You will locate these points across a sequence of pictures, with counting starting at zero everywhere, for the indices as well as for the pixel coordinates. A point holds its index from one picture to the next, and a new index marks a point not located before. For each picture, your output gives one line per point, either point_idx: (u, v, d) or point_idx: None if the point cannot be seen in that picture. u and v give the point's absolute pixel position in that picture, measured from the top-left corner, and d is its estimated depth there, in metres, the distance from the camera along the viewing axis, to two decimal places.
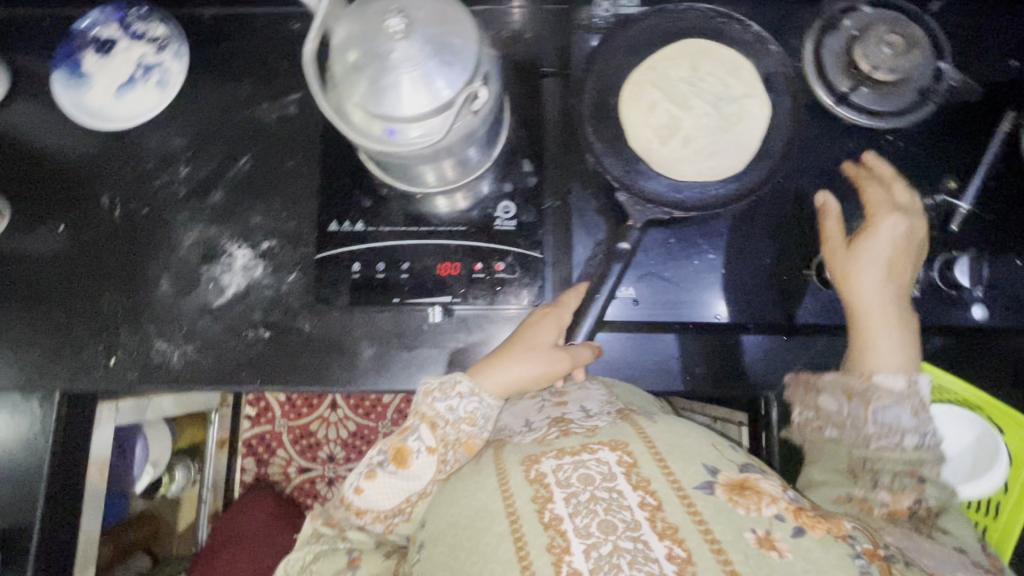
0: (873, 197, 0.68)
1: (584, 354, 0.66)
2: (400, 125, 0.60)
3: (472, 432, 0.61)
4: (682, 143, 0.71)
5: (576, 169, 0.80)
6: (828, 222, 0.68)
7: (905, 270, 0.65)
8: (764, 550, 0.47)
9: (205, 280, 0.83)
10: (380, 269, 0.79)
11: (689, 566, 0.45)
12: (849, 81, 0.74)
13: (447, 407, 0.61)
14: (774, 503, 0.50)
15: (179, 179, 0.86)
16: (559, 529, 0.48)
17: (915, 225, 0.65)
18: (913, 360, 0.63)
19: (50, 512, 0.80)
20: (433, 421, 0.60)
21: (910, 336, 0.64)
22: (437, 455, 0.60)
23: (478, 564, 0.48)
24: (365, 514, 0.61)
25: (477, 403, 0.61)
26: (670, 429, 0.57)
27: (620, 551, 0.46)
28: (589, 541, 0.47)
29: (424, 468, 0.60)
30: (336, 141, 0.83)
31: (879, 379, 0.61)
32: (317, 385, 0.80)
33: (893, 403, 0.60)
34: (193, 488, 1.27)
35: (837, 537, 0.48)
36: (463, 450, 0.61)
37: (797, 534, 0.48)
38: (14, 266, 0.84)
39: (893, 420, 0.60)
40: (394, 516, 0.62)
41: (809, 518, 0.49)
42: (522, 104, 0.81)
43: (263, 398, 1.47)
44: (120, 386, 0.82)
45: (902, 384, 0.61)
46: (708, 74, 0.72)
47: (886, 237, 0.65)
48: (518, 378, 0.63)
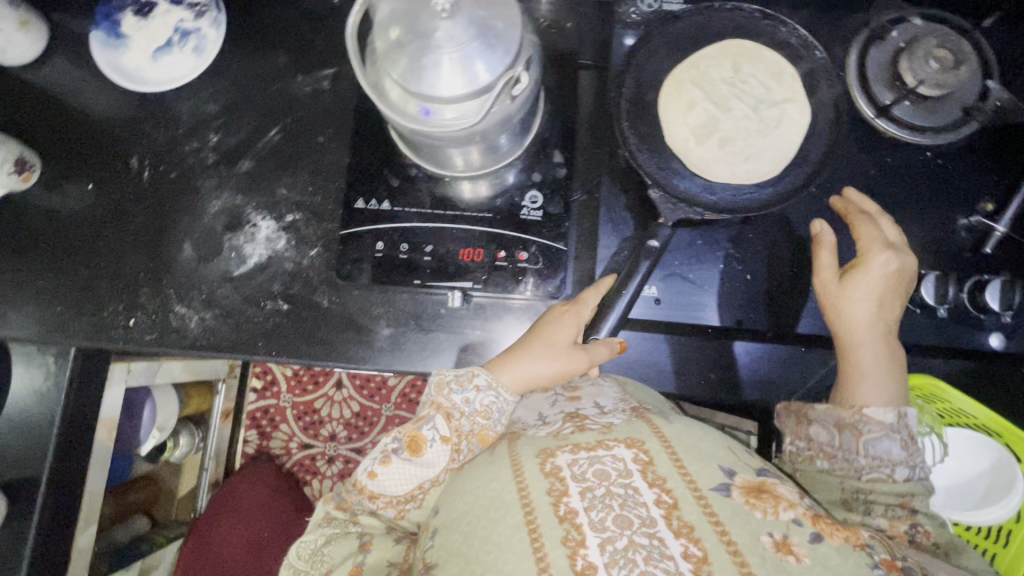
0: (865, 232, 0.66)
1: (601, 353, 0.65)
2: (436, 106, 0.60)
3: (486, 424, 0.62)
4: (718, 144, 0.71)
5: (607, 163, 0.79)
6: (823, 254, 0.66)
7: (893, 307, 0.65)
8: (781, 555, 0.46)
9: (228, 248, 0.83)
10: (403, 250, 0.79)
11: (705, 565, 0.45)
12: (892, 94, 0.72)
13: (464, 399, 0.61)
14: (792, 507, 0.50)
15: (209, 146, 0.87)
16: (575, 522, 0.48)
17: (907, 261, 0.64)
18: (899, 394, 0.62)
19: (60, 466, 0.81)
20: (449, 412, 0.61)
21: (898, 370, 0.63)
22: (451, 445, 0.60)
23: (493, 552, 0.48)
24: (377, 499, 0.62)
25: (493, 397, 0.62)
26: (687, 429, 0.56)
27: (636, 546, 0.46)
28: (604, 535, 0.47)
29: (438, 457, 0.60)
30: (368, 119, 0.83)
31: (871, 412, 0.60)
32: (332, 361, 0.80)
33: (883, 435, 0.60)
34: (197, 456, 1.27)
35: (855, 546, 0.49)
36: (476, 442, 0.61)
37: (816, 540, 0.48)
38: (41, 220, 0.84)
39: (885, 453, 0.59)
40: (407, 502, 0.62)
41: (827, 525, 0.49)
42: (557, 94, 0.80)
43: (269, 371, 1.47)
44: (138, 347, 0.82)
45: (892, 417, 0.60)
46: (750, 75, 0.71)
47: (877, 273, 0.64)
48: (539, 375, 0.64)
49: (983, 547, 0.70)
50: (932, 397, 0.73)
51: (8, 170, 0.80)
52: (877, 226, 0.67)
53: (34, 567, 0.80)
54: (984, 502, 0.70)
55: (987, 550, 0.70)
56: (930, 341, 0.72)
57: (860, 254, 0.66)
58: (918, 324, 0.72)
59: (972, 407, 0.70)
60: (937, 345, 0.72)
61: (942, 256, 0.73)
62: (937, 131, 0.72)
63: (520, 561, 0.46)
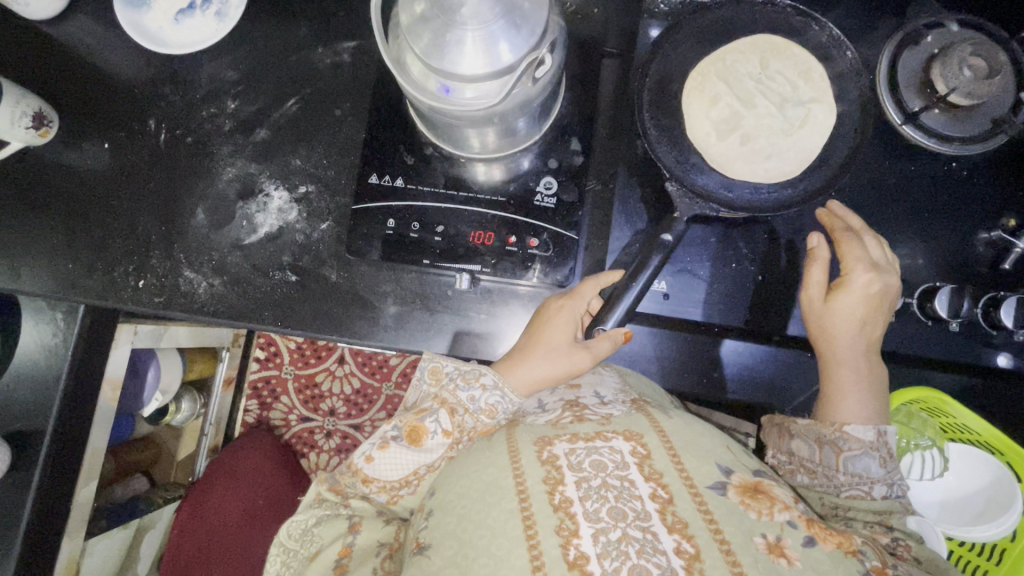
0: (851, 249, 0.64)
1: (603, 348, 0.64)
2: (456, 84, 0.59)
3: (489, 420, 0.62)
4: (738, 140, 0.70)
5: (624, 154, 0.78)
6: (812, 271, 0.64)
7: (875, 327, 0.63)
8: (773, 557, 0.46)
9: (240, 216, 0.83)
10: (414, 229, 0.78)
11: (697, 562, 0.45)
12: (922, 101, 0.70)
13: (469, 397, 0.61)
14: (787, 509, 0.49)
15: (226, 113, 0.86)
16: (569, 512, 0.48)
17: (891, 280, 0.63)
18: (880, 412, 0.62)
19: (63, 421, 0.82)
20: (453, 408, 0.61)
21: (880, 389, 0.62)
22: (452, 438, 0.61)
23: (486, 537, 0.48)
24: (372, 483, 0.62)
25: (499, 398, 0.61)
26: (687, 426, 0.56)
27: (629, 539, 0.46)
28: (598, 526, 0.47)
29: (437, 447, 0.61)
30: (386, 94, 0.82)
31: (851, 430, 0.60)
32: (337, 336, 0.80)
33: (863, 453, 0.60)
34: (197, 421, 1.29)
35: (847, 552, 0.48)
36: (477, 435, 0.61)
37: (808, 544, 0.48)
38: (56, 177, 0.85)
39: (863, 469, 0.60)
40: (400, 488, 0.62)
41: (821, 530, 0.49)
42: (578, 81, 0.79)
43: (273, 342, 1.47)
44: (146, 309, 0.83)
45: (872, 435, 0.60)
46: (778, 72, 0.70)
47: (859, 294, 0.62)
48: (543, 378, 0.63)
49: (976, 564, 0.70)
50: (935, 411, 0.72)
51: (27, 124, 0.79)
52: (861, 243, 0.64)
53: (35, 518, 0.82)
54: (980, 519, 0.70)
55: (979, 566, 0.69)
56: (939, 355, 0.71)
57: (842, 273, 0.64)
58: (928, 336, 0.71)
59: (977, 424, 0.70)
60: (945, 359, 0.71)
61: (958, 271, 0.72)
62: (964, 141, 0.70)
63: (513, 547, 0.47)
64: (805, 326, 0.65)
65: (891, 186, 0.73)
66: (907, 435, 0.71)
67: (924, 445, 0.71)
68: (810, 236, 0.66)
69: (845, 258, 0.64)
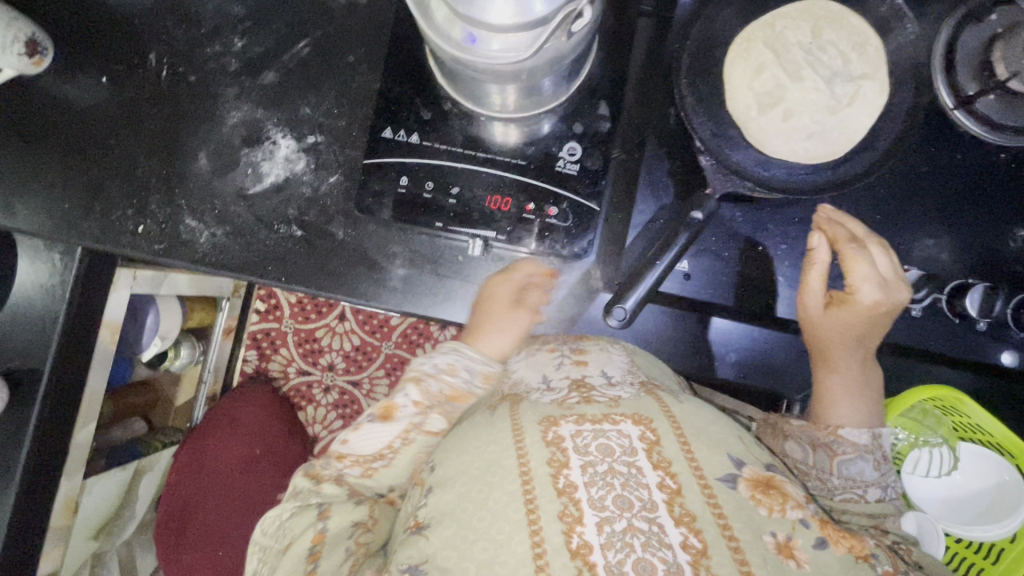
0: (859, 262, 0.57)
1: (534, 298, 0.69)
2: (484, 33, 0.54)
3: (457, 384, 0.61)
4: (781, 116, 0.65)
5: (655, 123, 0.74)
6: (810, 277, 0.59)
7: (875, 339, 0.59)
8: (782, 558, 0.44)
9: (245, 164, 0.80)
10: (428, 189, 0.74)
11: (703, 558, 0.43)
12: (978, 86, 0.65)
13: (431, 365, 0.62)
14: (800, 507, 0.46)
15: (232, 51, 0.81)
16: (573, 497, 0.45)
17: (900, 298, 0.57)
18: (876, 415, 0.59)
19: (60, 362, 0.80)
20: (418, 377, 0.61)
21: (875, 395, 0.60)
22: (420, 408, 0.59)
23: (487, 519, 0.46)
24: (345, 457, 0.61)
25: (455, 355, 0.63)
26: (697, 412, 0.53)
27: (635, 531, 0.43)
28: (603, 515, 0.44)
29: (410, 418, 0.60)
30: (405, 39, 0.77)
31: (846, 433, 0.57)
32: (342, 295, 0.78)
33: (857, 457, 0.57)
34: (195, 368, 1.28)
35: (859, 557, 0.45)
36: (448, 400, 0.60)
37: (820, 546, 0.45)
38: (50, 110, 0.80)
39: (857, 473, 0.57)
40: (374, 461, 0.60)
41: (834, 531, 0.46)
42: (612, 39, 0.73)
43: (274, 295, 1.43)
44: (145, 256, 0.80)
45: (867, 438, 0.57)
46: (831, 43, 0.65)
47: (864, 314, 0.57)
48: (498, 335, 0.65)
49: (972, 561, 0.70)
50: (949, 411, 0.70)
51: (19, 51, 0.74)
52: (871, 255, 0.58)
53: (34, 455, 0.81)
54: (982, 518, 0.69)
55: (974, 563, 0.70)
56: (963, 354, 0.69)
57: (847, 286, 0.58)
58: (957, 333, 0.69)
59: (989, 423, 0.68)
60: (967, 357, 0.69)
61: (993, 267, 0.69)
62: (1018, 132, 0.65)
63: (514, 532, 0.44)
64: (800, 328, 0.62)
65: (932, 175, 0.70)
66: (916, 431, 0.72)
67: (934, 442, 0.72)
68: (810, 236, 0.59)
69: (851, 275, 0.57)
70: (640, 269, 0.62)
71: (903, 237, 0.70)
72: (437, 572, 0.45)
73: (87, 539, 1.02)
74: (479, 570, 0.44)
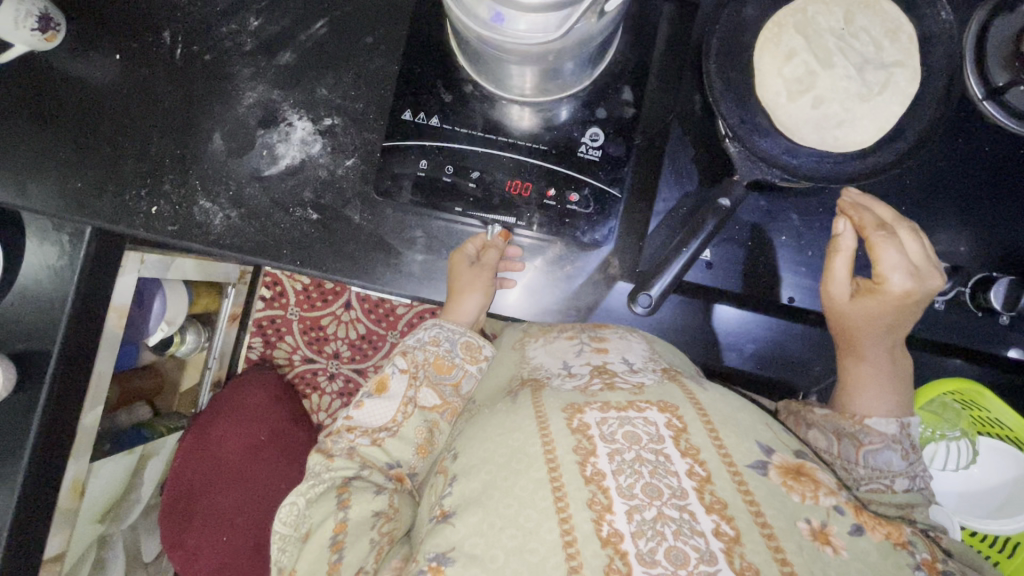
0: (887, 249, 0.56)
1: (492, 256, 0.73)
2: (512, 13, 0.53)
3: (440, 353, 0.66)
4: (811, 103, 0.63)
5: (678, 110, 0.73)
6: (836, 265, 0.59)
7: (904, 327, 0.59)
8: (818, 544, 0.43)
9: (260, 145, 0.79)
10: (447, 173, 0.73)
11: (736, 546, 0.42)
12: (1009, 76, 0.64)
13: (416, 340, 0.67)
14: (833, 494, 0.46)
15: (247, 31, 0.80)
16: (602, 485, 0.45)
17: (932, 286, 0.56)
18: (903, 405, 0.59)
19: (70, 344, 0.78)
20: (407, 350, 0.66)
21: (903, 385, 0.60)
22: (409, 374, 0.65)
23: (514, 507, 0.45)
24: (354, 429, 0.65)
25: (438, 329, 0.67)
26: (723, 399, 0.52)
27: (665, 519, 0.43)
28: (632, 503, 0.44)
29: (402, 387, 0.65)
30: (425, 21, 0.76)
31: (873, 423, 0.57)
32: (358, 281, 0.77)
33: (884, 446, 0.56)
34: (201, 353, 1.27)
35: (896, 544, 0.45)
36: (432, 369, 0.65)
37: (856, 532, 0.45)
38: (62, 87, 0.79)
39: (885, 464, 0.56)
40: (380, 432, 0.64)
41: (870, 518, 0.46)
42: (636, 24, 0.72)
43: (279, 282, 1.42)
44: (158, 237, 0.79)
45: (895, 428, 0.57)
46: (863, 29, 0.64)
47: (894, 303, 0.56)
48: (472, 303, 0.70)
49: (988, 555, 0.71)
50: (969, 403, 0.70)
51: (32, 26, 0.73)
52: (899, 242, 0.57)
53: (42, 436, 0.79)
54: (999, 513, 0.69)
55: (991, 557, 0.71)
56: (982, 347, 0.69)
57: (875, 274, 0.57)
58: (976, 326, 0.69)
59: (1010, 418, 0.68)
60: (984, 350, 0.69)
61: (1017, 261, 0.69)
62: None
63: (543, 520, 0.43)
64: (826, 317, 0.61)
65: (959, 167, 0.69)
66: (935, 425, 0.72)
67: (952, 435, 0.71)
68: (836, 223, 0.59)
69: (880, 264, 0.57)
70: (666, 256, 0.61)
71: (925, 230, 0.69)
72: (464, 559, 0.44)
73: (93, 522, 1.00)
74: (507, 557, 0.43)
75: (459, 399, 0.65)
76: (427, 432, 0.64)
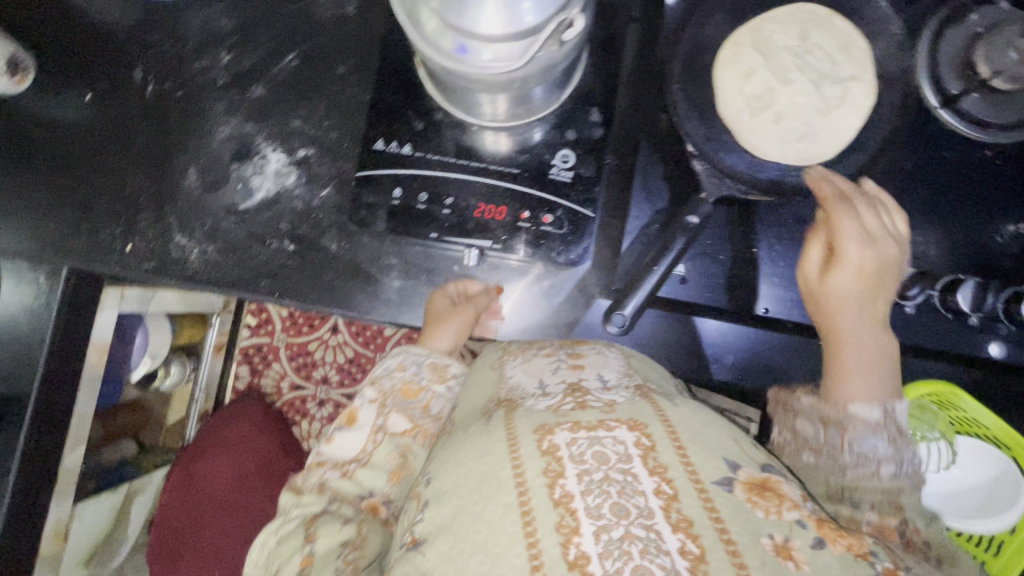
0: (841, 221, 0.55)
1: (483, 299, 0.74)
2: (475, 43, 0.53)
3: (407, 378, 0.66)
4: (772, 119, 0.65)
5: (646, 129, 0.75)
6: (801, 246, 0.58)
7: (877, 301, 0.56)
8: (780, 559, 0.42)
9: (234, 179, 0.79)
10: (421, 200, 0.74)
11: (701, 564, 0.41)
12: (961, 83, 0.66)
13: (383, 369, 0.68)
14: (796, 508, 0.45)
15: (219, 66, 0.80)
16: (570, 508, 0.44)
17: (890, 254, 0.55)
18: (890, 387, 0.55)
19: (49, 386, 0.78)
20: (374, 379, 0.68)
21: (889, 365, 0.56)
22: (377, 402, 0.66)
23: (483, 532, 0.44)
24: (324, 464, 0.66)
25: (403, 354, 0.68)
26: (693, 414, 0.52)
27: (632, 538, 0.42)
28: (600, 523, 0.43)
29: (371, 415, 0.65)
30: (394, 51, 0.77)
31: (856, 410, 0.54)
32: (337, 309, 0.77)
33: (869, 432, 0.53)
34: (186, 386, 1.26)
35: (857, 556, 0.43)
36: (400, 395, 0.65)
37: (818, 546, 0.43)
38: (34, 130, 0.79)
39: (871, 449, 0.53)
40: (351, 463, 0.64)
41: (832, 531, 0.44)
42: (600, 48, 0.74)
43: (264, 310, 1.41)
44: (134, 275, 0.79)
45: (879, 413, 0.54)
46: (817, 45, 0.66)
47: (857, 275, 0.55)
48: (448, 335, 0.71)
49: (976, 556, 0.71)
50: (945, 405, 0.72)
51: None
52: (855, 213, 0.56)
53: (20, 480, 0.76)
54: (979, 512, 0.69)
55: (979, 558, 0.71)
56: (948, 347, 0.72)
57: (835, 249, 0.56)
58: (942, 325, 0.71)
59: (988, 419, 0.69)
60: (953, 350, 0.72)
61: (983, 263, 0.71)
62: (1002, 128, 0.66)
63: (511, 544, 0.43)
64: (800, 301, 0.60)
65: (920, 172, 0.71)
66: (915, 427, 0.73)
67: (931, 437, 0.72)
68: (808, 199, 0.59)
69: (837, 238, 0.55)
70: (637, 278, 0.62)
71: None
72: None
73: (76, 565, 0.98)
74: None
75: (430, 420, 0.65)
76: (400, 458, 0.63)
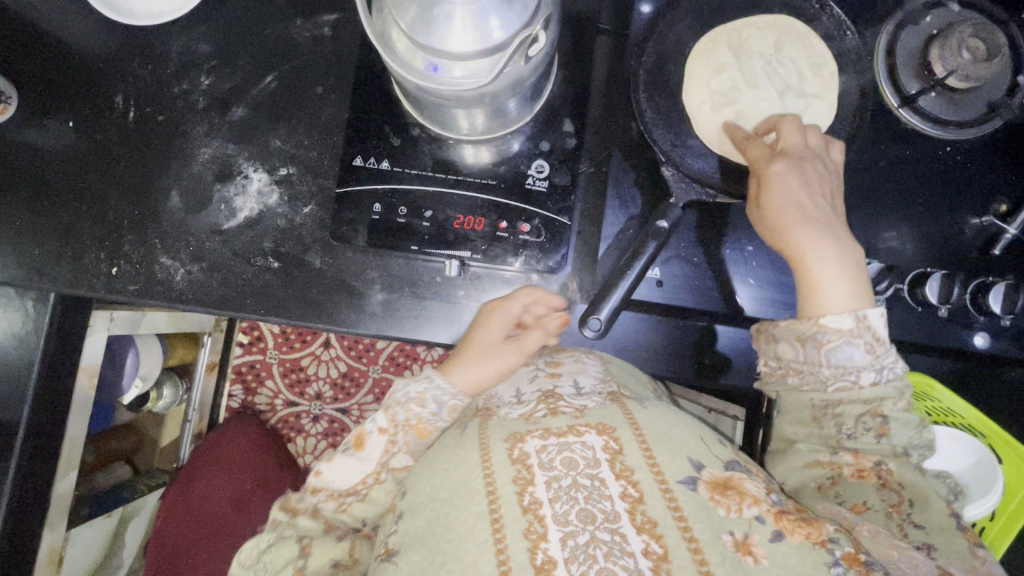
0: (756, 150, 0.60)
1: (534, 341, 0.65)
2: (444, 61, 0.55)
3: (423, 416, 0.60)
4: (732, 115, 0.68)
5: (619, 137, 0.77)
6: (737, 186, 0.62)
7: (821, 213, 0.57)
8: (740, 555, 0.44)
9: (217, 200, 0.80)
10: (401, 214, 0.76)
11: (664, 564, 0.42)
12: (919, 84, 0.69)
13: (403, 394, 0.61)
14: (756, 504, 0.47)
15: (199, 89, 0.82)
16: (539, 514, 0.45)
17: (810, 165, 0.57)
18: (858, 293, 0.54)
19: (38, 409, 0.79)
20: (389, 406, 0.60)
21: (853, 273, 0.55)
22: (387, 433, 0.59)
23: (454, 542, 0.45)
24: (318, 491, 0.60)
25: (427, 384, 0.61)
26: (661, 416, 0.53)
27: (597, 542, 0.43)
28: (566, 529, 0.44)
29: (378, 449, 0.59)
30: (370, 70, 0.78)
31: (827, 321, 0.53)
32: (321, 324, 0.78)
33: (843, 343, 0.53)
34: (179, 407, 1.26)
35: (816, 543, 0.45)
36: (414, 434, 0.60)
37: (776, 539, 0.45)
38: (17, 157, 0.80)
39: (847, 359, 0.53)
40: (348, 495, 0.60)
41: (790, 522, 0.46)
42: (571, 61, 0.76)
43: (256, 327, 1.43)
44: (120, 297, 0.80)
45: (851, 321, 0.53)
46: (789, 57, 0.68)
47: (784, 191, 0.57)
48: (483, 378, 0.62)
49: None
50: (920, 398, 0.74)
51: None
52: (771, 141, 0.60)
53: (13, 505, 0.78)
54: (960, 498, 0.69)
55: None
56: (930, 342, 0.73)
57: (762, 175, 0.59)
58: (918, 318, 0.72)
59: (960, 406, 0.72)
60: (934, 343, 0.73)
61: (949, 255, 0.73)
62: (961, 125, 0.69)
63: (481, 552, 0.44)
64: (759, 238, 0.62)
65: (888, 169, 0.73)
66: None
67: None
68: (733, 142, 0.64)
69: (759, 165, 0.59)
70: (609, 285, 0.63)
71: (873, 228, 0.73)
72: None
73: None
74: None
75: None
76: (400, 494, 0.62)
